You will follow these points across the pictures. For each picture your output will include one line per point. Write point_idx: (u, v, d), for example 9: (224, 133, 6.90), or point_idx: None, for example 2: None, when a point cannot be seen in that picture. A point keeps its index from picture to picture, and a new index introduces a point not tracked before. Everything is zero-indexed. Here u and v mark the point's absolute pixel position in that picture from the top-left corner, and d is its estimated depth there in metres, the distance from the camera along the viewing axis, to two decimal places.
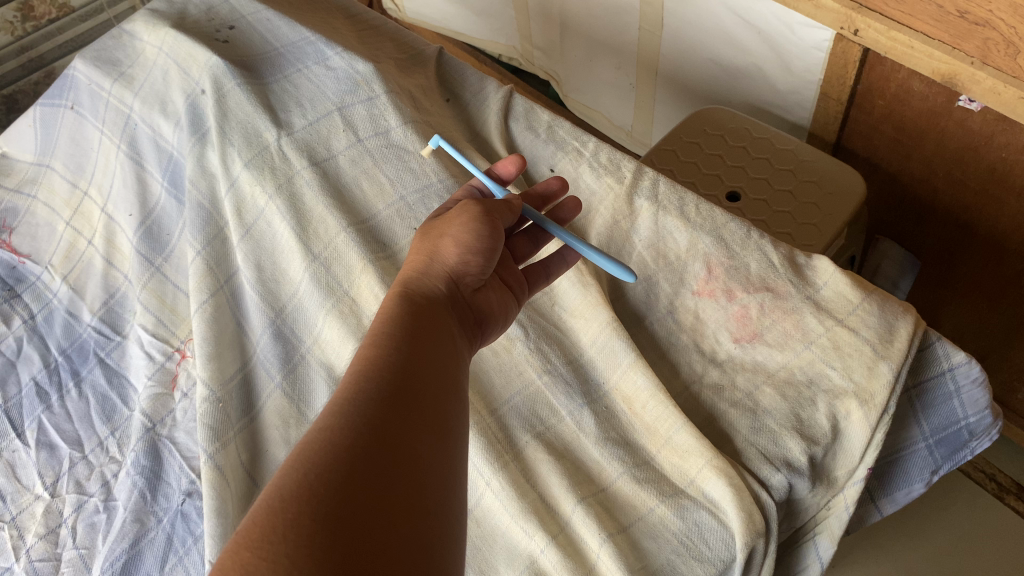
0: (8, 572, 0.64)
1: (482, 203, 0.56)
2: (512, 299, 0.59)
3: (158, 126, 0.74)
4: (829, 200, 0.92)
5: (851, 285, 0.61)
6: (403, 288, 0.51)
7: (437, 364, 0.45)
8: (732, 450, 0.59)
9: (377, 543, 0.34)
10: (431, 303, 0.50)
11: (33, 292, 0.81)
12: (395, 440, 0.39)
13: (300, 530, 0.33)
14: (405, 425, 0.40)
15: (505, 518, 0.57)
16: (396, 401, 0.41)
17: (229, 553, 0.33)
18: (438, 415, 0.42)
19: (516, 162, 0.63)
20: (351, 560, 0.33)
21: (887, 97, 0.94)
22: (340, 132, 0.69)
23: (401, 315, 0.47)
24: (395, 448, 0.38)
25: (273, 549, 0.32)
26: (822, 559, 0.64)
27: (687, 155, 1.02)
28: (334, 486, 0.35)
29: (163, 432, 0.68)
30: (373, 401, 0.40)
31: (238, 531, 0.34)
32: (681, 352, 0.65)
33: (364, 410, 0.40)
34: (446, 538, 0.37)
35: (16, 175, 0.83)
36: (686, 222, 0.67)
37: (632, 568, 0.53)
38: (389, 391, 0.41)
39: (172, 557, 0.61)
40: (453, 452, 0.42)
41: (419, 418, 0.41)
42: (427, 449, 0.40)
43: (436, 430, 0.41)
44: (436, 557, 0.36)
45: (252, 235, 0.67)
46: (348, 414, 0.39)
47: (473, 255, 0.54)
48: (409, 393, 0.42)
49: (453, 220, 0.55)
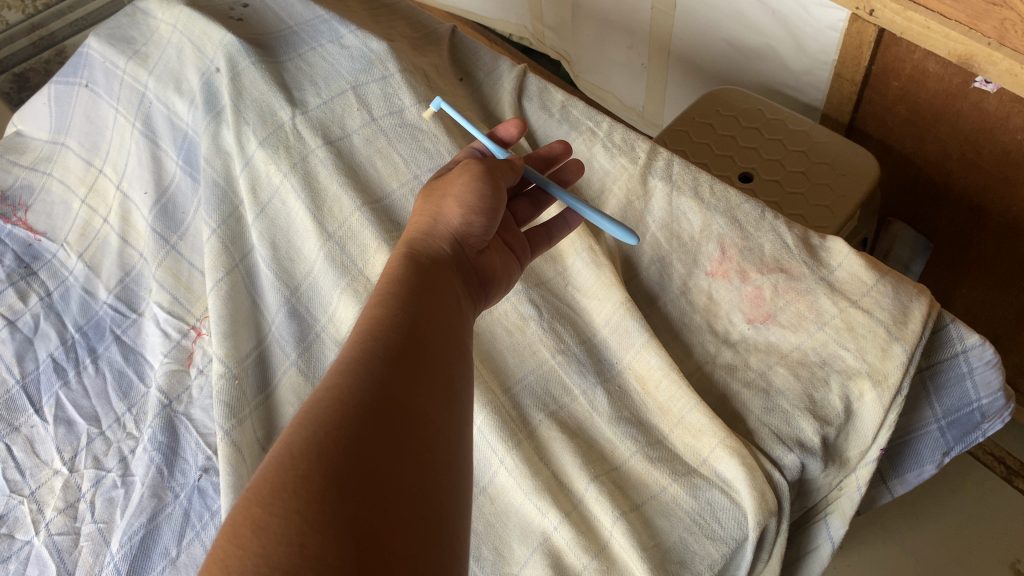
0: (29, 545, 0.64)
1: (484, 162, 0.55)
2: (513, 260, 0.59)
3: (173, 104, 0.74)
4: (842, 181, 0.91)
5: (866, 267, 0.61)
6: (408, 249, 0.51)
7: (443, 325, 0.45)
8: (744, 429, 0.59)
9: (386, 500, 0.34)
10: (436, 265, 0.50)
11: (49, 269, 0.81)
12: (403, 398, 0.39)
13: (309, 488, 0.33)
14: (410, 385, 0.40)
15: (518, 496, 0.58)
16: (402, 360, 0.41)
17: (240, 508, 0.33)
18: (443, 377, 0.42)
19: (518, 124, 0.63)
20: (362, 516, 0.33)
21: (902, 78, 0.94)
22: (353, 111, 0.69)
23: (406, 275, 0.47)
24: (401, 406, 0.38)
25: (284, 505, 0.33)
26: (833, 539, 0.64)
27: (699, 136, 1.02)
28: (342, 442, 0.36)
29: (179, 408, 0.69)
30: (379, 361, 0.40)
31: (249, 487, 0.34)
32: (694, 333, 0.65)
33: (371, 368, 0.40)
34: (452, 496, 0.37)
35: (32, 153, 0.85)
36: (700, 203, 0.67)
37: (646, 545, 0.53)
38: (396, 349, 0.41)
39: (189, 531, 0.62)
40: (458, 413, 0.42)
41: (425, 378, 0.41)
42: (433, 408, 0.40)
43: (442, 390, 0.41)
44: (443, 515, 0.36)
45: (266, 214, 0.67)
46: (355, 372, 0.39)
47: (476, 215, 0.53)
48: (414, 355, 0.42)
49: (455, 179, 0.54)
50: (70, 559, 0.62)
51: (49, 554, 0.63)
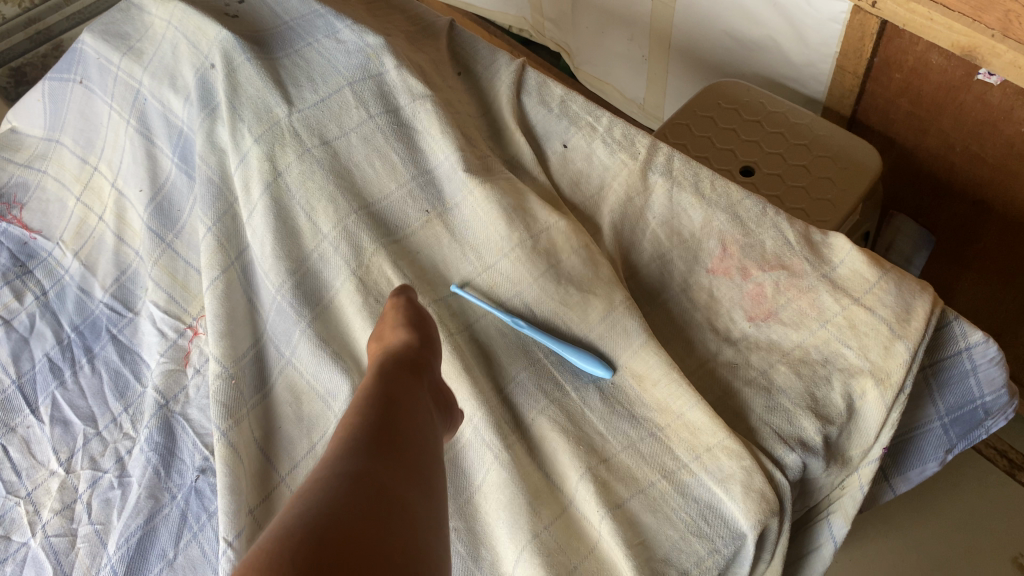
0: (26, 546, 0.64)
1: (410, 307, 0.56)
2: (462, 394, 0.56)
3: (168, 101, 0.73)
4: (843, 175, 0.91)
5: (868, 263, 0.61)
6: (376, 380, 0.49)
7: (419, 420, 0.47)
8: (746, 428, 0.58)
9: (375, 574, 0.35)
10: (405, 381, 0.49)
11: (45, 268, 0.81)
12: (378, 494, 0.40)
13: None
14: (392, 481, 0.41)
15: (504, 501, 0.56)
16: (383, 452, 0.43)
17: None
18: (416, 472, 0.43)
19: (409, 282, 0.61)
20: None
21: (905, 71, 0.93)
22: (350, 109, 0.69)
23: (378, 388, 0.48)
24: (377, 501, 0.39)
25: None
26: (836, 539, 0.64)
27: (700, 129, 1.01)
28: (330, 532, 0.36)
29: (176, 408, 0.69)
30: (360, 452, 0.42)
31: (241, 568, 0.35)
32: (696, 331, 0.64)
33: (353, 460, 0.41)
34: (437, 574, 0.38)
35: (27, 150, 0.84)
36: (701, 198, 0.67)
37: (631, 543, 0.52)
38: (376, 442, 0.43)
39: (186, 533, 0.61)
40: (439, 502, 0.43)
41: (404, 469, 0.43)
42: (413, 495, 0.41)
43: (421, 479, 0.43)
44: None
45: (259, 210, 0.66)
46: (338, 464, 0.41)
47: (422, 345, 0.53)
48: (392, 454, 0.43)
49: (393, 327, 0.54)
50: (67, 560, 0.62)
51: (46, 555, 0.63)
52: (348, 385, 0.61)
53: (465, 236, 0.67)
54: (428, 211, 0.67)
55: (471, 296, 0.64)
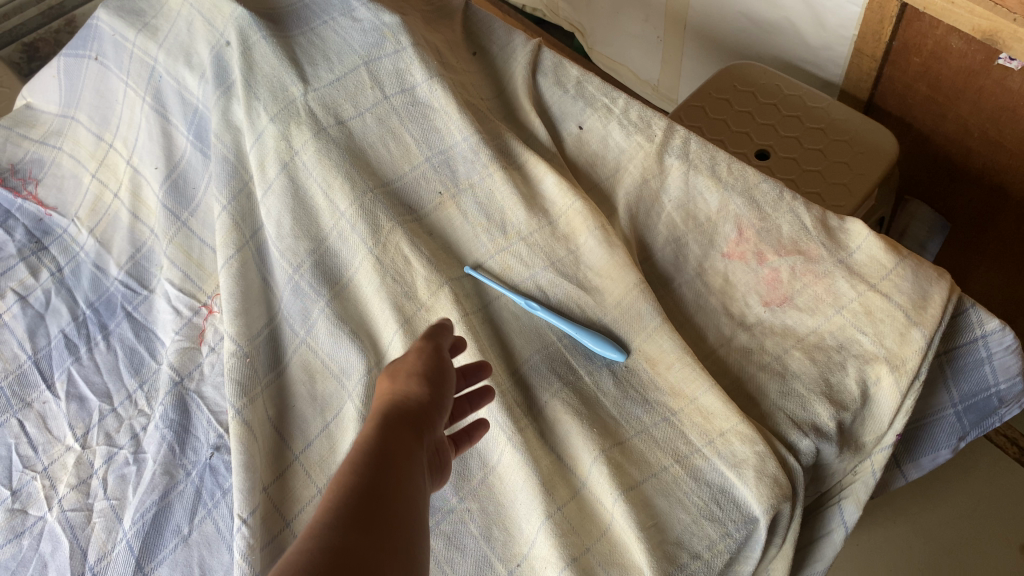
0: (42, 521, 0.64)
1: (435, 347, 0.50)
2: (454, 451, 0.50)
3: (183, 79, 0.73)
4: (860, 159, 0.90)
5: (885, 249, 0.61)
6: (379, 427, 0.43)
7: (417, 487, 0.41)
8: (759, 414, 0.58)
9: None
10: (411, 435, 0.43)
11: (60, 244, 0.81)
12: None
13: None
14: (375, 563, 0.35)
15: (517, 483, 0.56)
16: (371, 523, 0.37)
17: None
18: (402, 552, 0.37)
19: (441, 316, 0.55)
20: None
21: (924, 55, 0.92)
22: (366, 89, 0.68)
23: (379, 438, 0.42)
24: None
25: None
26: (847, 524, 0.64)
27: (715, 112, 1.01)
28: None
29: (191, 385, 0.69)
30: (347, 521, 0.36)
31: None
32: (709, 316, 0.64)
33: (335, 531, 0.36)
34: None
35: (42, 126, 0.84)
36: (718, 182, 0.67)
37: (643, 525, 0.52)
38: (365, 509, 0.37)
39: (201, 509, 0.62)
40: None
41: (391, 547, 0.37)
42: None
43: (406, 562, 0.37)
44: None
45: (273, 189, 0.66)
46: (318, 533, 0.36)
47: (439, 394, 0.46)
48: (380, 528, 0.37)
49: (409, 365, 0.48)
50: (83, 534, 0.62)
51: (62, 530, 0.62)
52: (364, 364, 0.61)
53: (478, 217, 0.66)
54: (442, 192, 0.67)
55: (485, 278, 0.64)
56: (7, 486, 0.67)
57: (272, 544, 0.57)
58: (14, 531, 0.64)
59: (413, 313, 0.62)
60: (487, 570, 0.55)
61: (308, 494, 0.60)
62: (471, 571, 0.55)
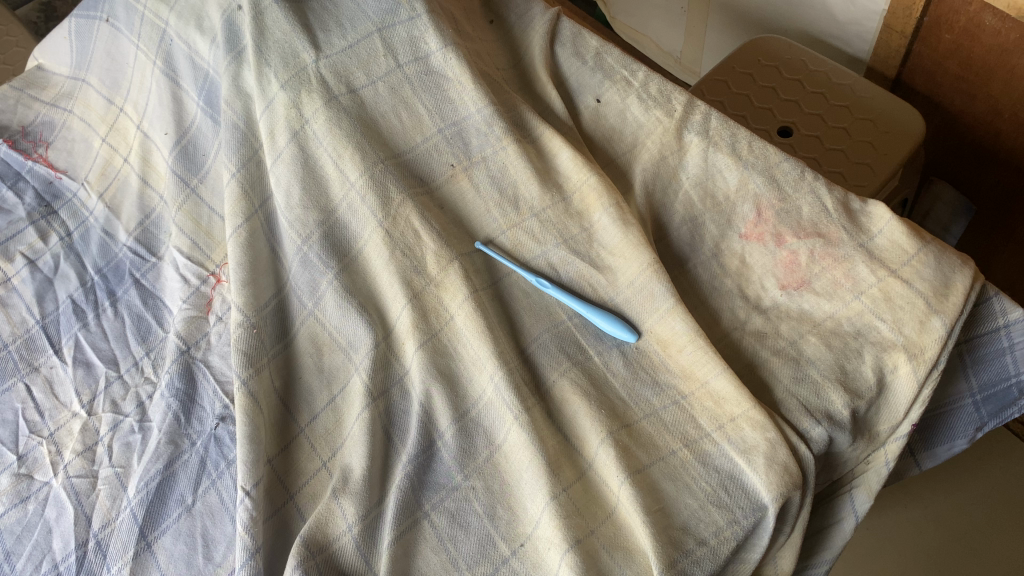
0: (48, 486, 0.64)
1: None
2: None
3: (194, 42, 0.70)
4: (885, 139, 0.88)
5: (908, 234, 0.59)
6: None
7: None
8: (771, 400, 0.57)
9: None
10: None
11: (69, 209, 0.81)
12: None
13: None
14: None
15: (522, 464, 0.55)
16: None
17: None
18: None
19: None
20: None
21: (956, 31, 0.89)
22: (379, 57, 0.66)
23: None
24: None
25: None
26: (857, 513, 0.62)
27: (738, 86, 0.98)
28: None
29: (197, 355, 0.69)
30: None
31: None
32: (723, 298, 0.63)
33: None
34: None
35: (53, 88, 0.83)
36: (738, 160, 0.65)
37: (649, 509, 0.51)
38: None
39: (205, 480, 0.62)
40: None
41: None
42: None
43: None
44: None
45: (284, 158, 0.64)
46: None
47: None
48: None
49: None
50: (88, 501, 0.62)
51: (67, 496, 0.62)
52: (371, 338, 0.60)
53: (491, 191, 0.65)
54: (454, 165, 0.66)
55: (496, 254, 0.63)
56: (13, 451, 0.66)
57: (276, 516, 0.59)
58: (19, 495, 0.63)
59: (423, 289, 0.61)
60: (491, 550, 0.54)
61: (313, 467, 0.60)
62: (473, 549, 0.54)
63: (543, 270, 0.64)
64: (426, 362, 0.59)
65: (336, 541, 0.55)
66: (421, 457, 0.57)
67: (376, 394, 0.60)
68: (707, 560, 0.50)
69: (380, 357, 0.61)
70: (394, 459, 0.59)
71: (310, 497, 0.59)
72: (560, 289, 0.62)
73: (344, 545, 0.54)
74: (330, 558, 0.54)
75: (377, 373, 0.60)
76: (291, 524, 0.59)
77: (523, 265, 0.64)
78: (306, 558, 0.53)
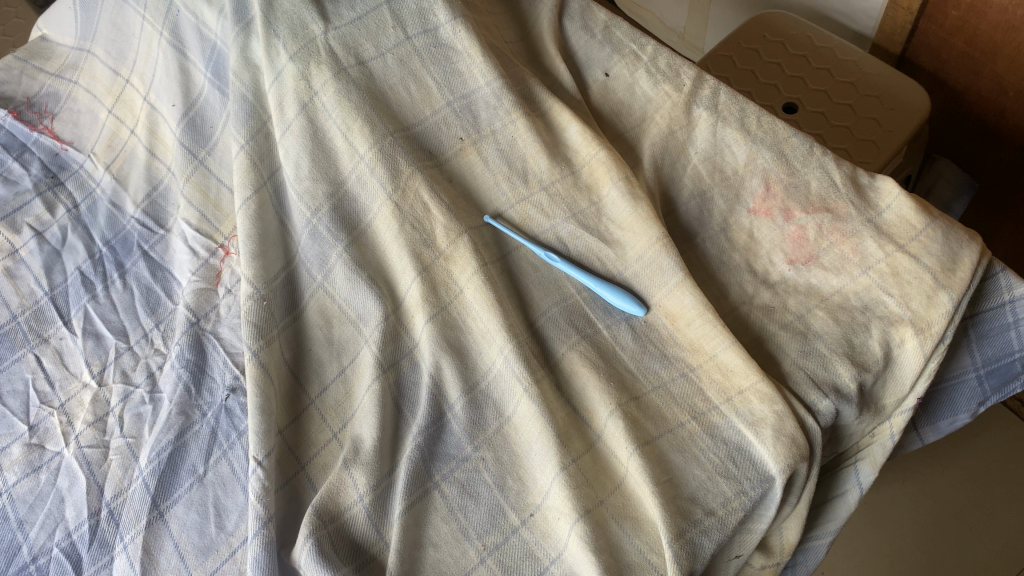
0: (59, 456, 0.64)
1: None
2: None
3: (202, 13, 0.70)
4: (890, 115, 0.88)
5: (916, 210, 0.60)
6: None
7: None
8: (778, 372, 0.57)
9: None
10: None
11: (76, 180, 0.80)
12: None
13: None
14: None
15: (532, 437, 0.55)
16: None
17: None
18: None
19: None
20: None
21: (963, 8, 0.89)
22: (388, 29, 0.65)
23: None
24: None
25: None
26: (862, 486, 0.63)
27: (744, 62, 0.98)
28: None
29: (207, 327, 0.69)
30: None
31: None
32: (731, 273, 0.63)
33: None
34: None
35: (58, 59, 0.83)
36: (746, 135, 0.65)
37: (658, 480, 0.52)
38: None
39: (216, 450, 0.62)
40: None
41: None
42: None
43: None
44: None
45: (292, 131, 0.64)
46: None
47: None
48: None
49: None
50: (100, 471, 0.62)
51: (79, 466, 0.63)
52: (381, 311, 0.61)
53: (500, 164, 0.65)
54: (463, 138, 0.66)
55: (505, 227, 0.63)
56: (24, 421, 0.67)
57: (287, 486, 0.59)
58: (31, 465, 0.64)
59: (432, 262, 0.61)
60: (501, 520, 0.55)
61: (323, 438, 0.61)
62: (483, 519, 0.55)
63: (552, 245, 0.64)
64: (436, 334, 0.59)
65: (347, 510, 0.55)
66: (430, 428, 0.58)
67: (385, 366, 0.60)
68: (715, 530, 0.51)
69: (389, 330, 0.61)
70: (404, 430, 0.59)
71: (320, 468, 0.60)
72: (569, 263, 0.63)
73: (355, 514, 0.55)
74: (341, 527, 0.55)
75: (387, 346, 0.60)
76: (303, 494, 0.59)
77: (533, 240, 0.64)
78: (318, 527, 0.54)
